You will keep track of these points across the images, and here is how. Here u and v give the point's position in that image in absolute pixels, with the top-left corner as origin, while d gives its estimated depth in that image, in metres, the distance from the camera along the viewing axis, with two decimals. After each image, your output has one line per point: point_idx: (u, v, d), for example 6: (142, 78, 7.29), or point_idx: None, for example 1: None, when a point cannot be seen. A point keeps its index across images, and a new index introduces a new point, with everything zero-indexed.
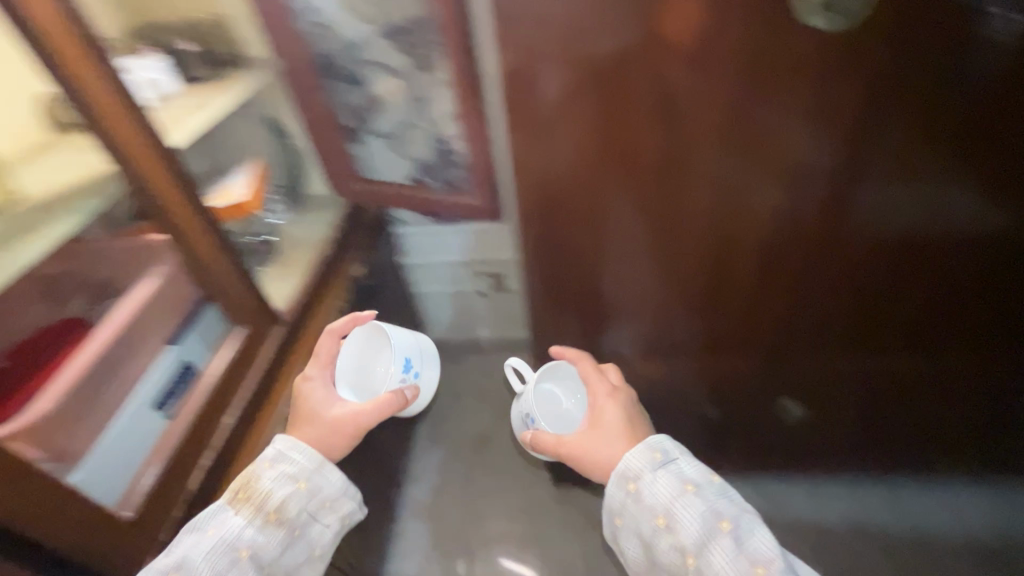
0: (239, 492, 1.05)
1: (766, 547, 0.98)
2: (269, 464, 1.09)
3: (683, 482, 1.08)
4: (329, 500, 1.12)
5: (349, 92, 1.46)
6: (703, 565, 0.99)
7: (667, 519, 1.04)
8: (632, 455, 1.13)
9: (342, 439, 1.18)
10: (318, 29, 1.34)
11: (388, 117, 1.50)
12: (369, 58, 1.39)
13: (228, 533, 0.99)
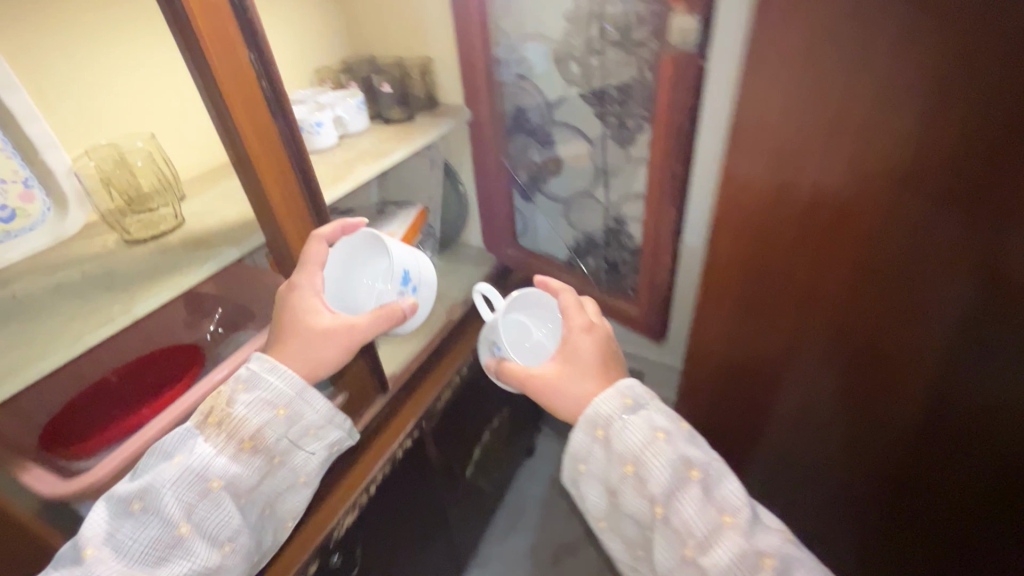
0: (212, 415, 0.75)
1: (733, 491, 0.76)
2: (242, 389, 0.76)
3: (649, 425, 0.81)
4: (317, 425, 0.83)
5: (531, 154, 1.35)
6: (687, 543, 0.74)
7: (635, 464, 0.78)
8: (603, 402, 0.83)
9: (326, 349, 0.82)
10: (518, 84, 1.26)
11: (568, 185, 1.38)
12: (560, 120, 1.28)
13: (200, 465, 0.72)
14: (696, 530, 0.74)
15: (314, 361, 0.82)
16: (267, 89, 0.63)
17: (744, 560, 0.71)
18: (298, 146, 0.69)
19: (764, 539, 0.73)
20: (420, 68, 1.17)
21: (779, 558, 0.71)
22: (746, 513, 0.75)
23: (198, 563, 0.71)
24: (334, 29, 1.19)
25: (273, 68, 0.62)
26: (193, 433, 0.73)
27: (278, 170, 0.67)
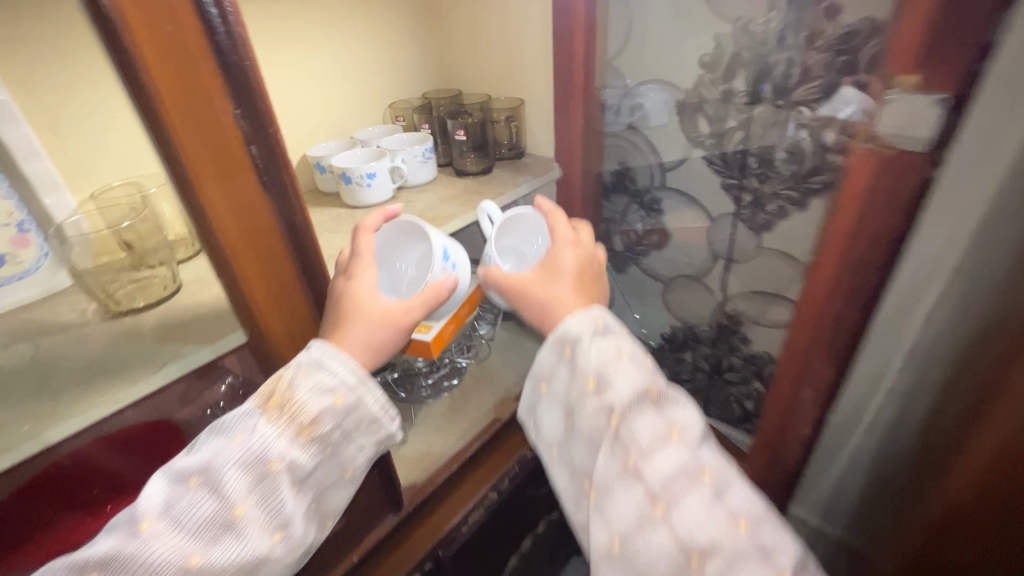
0: (277, 393, 0.52)
1: (683, 408, 0.58)
2: (305, 372, 0.53)
3: (615, 345, 0.60)
4: (371, 419, 0.57)
5: (631, 220, 1.10)
6: (628, 455, 0.54)
7: (598, 381, 0.58)
8: (572, 321, 0.61)
9: (390, 331, 0.58)
10: (627, 138, 1.01)
11: (673, 263, 1.10)
12: (675, 186, 1.01)
13: (259, 447, 0.51)
14: (641, 443, 0.54)
15: (377, 349, 0.58)
16: (258, 151, 0.45)
17: (686, 476, 0.53)
18: (297, 223, 0.51)
19: (711, 458, 0.55)
20: (508, 114, 0.97)
21: (725, 479, 0.54)
22: (700, 436, 0.57)
23: (250, 552, 0.50)
24: (419, 58, 1.01)
25: (267, 124, 0.45)
26: (258, 412, 0.52)
27: (267, 253, 0.50)
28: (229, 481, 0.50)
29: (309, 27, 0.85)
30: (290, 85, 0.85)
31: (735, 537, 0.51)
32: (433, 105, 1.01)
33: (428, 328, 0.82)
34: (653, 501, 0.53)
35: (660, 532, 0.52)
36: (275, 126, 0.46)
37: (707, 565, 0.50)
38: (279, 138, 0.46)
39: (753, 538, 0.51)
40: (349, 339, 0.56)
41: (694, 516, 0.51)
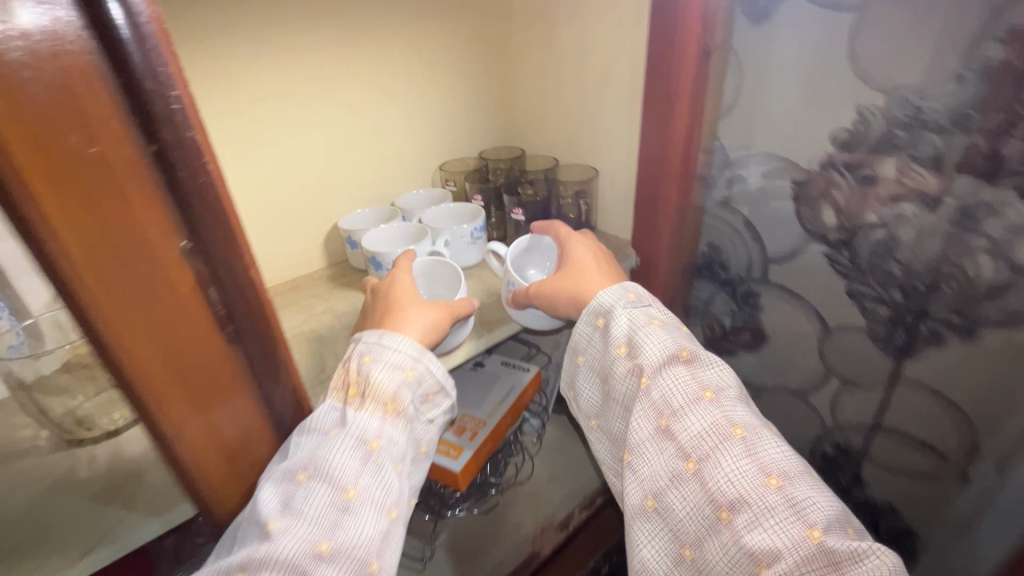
0: (355, 384, 0.47)
1: (719, 371, 0.52)
2: (372, 359, 0.48)
3: (645, 314, 0.57)
4: (433, 392, 0.51)
5: (720, 315, 0.81)
6: (660, 413, 0.50)
7: (629, 345, 0.55)
8: (604, 296, 0.59)
9: (439, 313, 0.54)
10: (721, 220, 0.74)
11: (770, 376, 0.79)
12: (785, 285, 0.71)
13: (357, 430, 0.44)
14: (672, 401, 0.50)
15: (432, 330, 0.53)
16: (222, 291, 0.32)
17: (715, 435, 0.47)
18: (274, 370, 0.37)
19: (744, 416, 0.49)
20: (578, 189, 0.79)
21: (761, 438, 0.47)
22: (734, 396, 0.51)
23: (377, 532, 0.42)
24: (477, 111, 0.87)
25: (232, 257, 0.31)
26: (340, 406, 0.46)
27: (232, 418, 0.36)
28: (334, 469, 0.42)
29: (351, 79, 0.72)
30: (322, 145, 0.73)
31: (764, 495, 0.44)
32: (491, 170, 0.86)
33: (457, 454, 0.68)
34: (684, 456, 0.48)
35: (691, 488, 0.47)
36: (246, 259, 0.32)
37: (736, 518, 0.43)
38: (253, 273, 0.32)
39: (788, 496, 0.43)
40: (411, 318, 0.52)
41: (725, 473, 0.45)
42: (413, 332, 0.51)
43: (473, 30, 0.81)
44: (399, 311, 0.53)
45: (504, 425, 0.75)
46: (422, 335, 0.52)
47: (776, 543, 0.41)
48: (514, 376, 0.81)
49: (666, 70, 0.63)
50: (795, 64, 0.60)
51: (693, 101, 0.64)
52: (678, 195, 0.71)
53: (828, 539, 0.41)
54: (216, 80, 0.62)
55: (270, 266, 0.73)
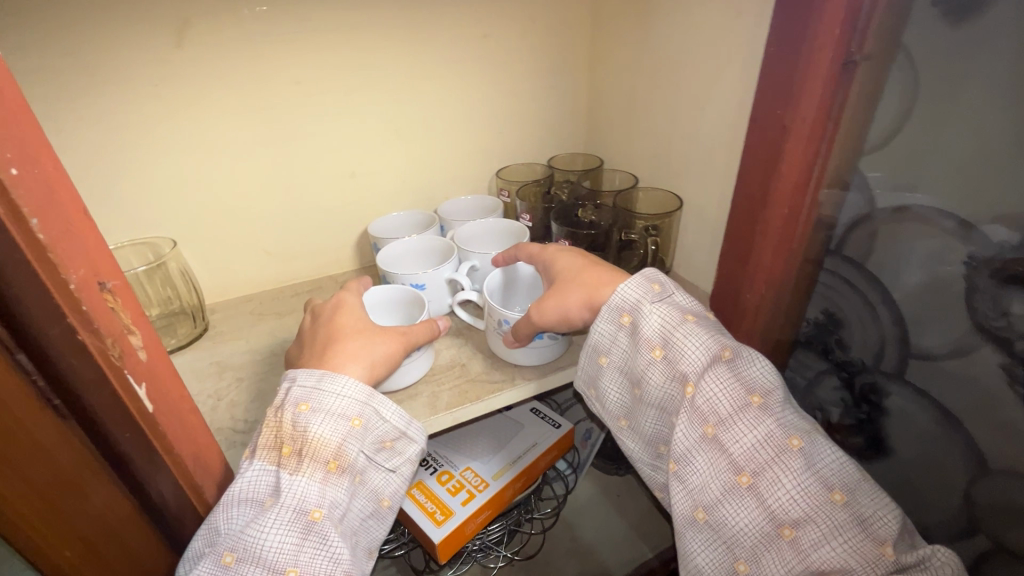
0: (287, 443, 0.37)
1: (766, 369, 0.41)
2: (310, 409, 0.38)
3: (677, 307, 0.44)
4: (393, 437, 0.41)
5: (827, 404, 0.58)
6: (706, 421, 0.40)
7: (664, 346, 0.42)
8: (628, 289, 0.45)
9: (391, 344, 0.44)
10: (847, 280, 0.53)
11: None
12: (930, 392, 0.49)
13: (293, 500, 0.35)
14: (718, 409, 0.39)
15: (382, 365, 0.43)
16: (42, 356, 0.25)
17: (772, 447, 0.38)
18: (143, 450, 0.29)
19: (800, 420, 0.39)
20: (649, 223, 0.62)
21: (825, 447, 0.37)
22: (786, 398, 0.40)
23: None
24: (549, 110, 0.74)
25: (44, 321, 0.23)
26: (274, 470, 0.37)
27: (78, 509, 0.28)
28: (267, 556, 0.34)
29: (397, 65, 0.62)
30: (357, 137, 0.64)
31: (830, 512, 0.36)
32: (556, 184, 0.73)
33: (442, 519, 0.58)
34: (735, 469, 0.38)
35: (747, 507, 0.38)
36: (70, 321, 0.24)
37: (803, 537, 0.36)
38: (82, 337, 0.25)
39: (855, 511, 0.35)
40: (358, 352, 0.42)
41: (787, 491, 0.37)
42: (358, 369, 0.41)
43: (552, 14, 0.67)
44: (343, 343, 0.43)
45: (512, 489, 0.63)
46: (369, 371, 0.42)
47: (849, 563, 0.34)
48: (539, 431, 0.69)
49: (785, 86, 0.44)
50: (1011, 88, 0.38)
51: (816, 135, 0.44)
52: (782, 264, 0.51)
53: (903, 555, 0.34)
54: (244, 60, 0.55)
55: (292, 263, 0.68)
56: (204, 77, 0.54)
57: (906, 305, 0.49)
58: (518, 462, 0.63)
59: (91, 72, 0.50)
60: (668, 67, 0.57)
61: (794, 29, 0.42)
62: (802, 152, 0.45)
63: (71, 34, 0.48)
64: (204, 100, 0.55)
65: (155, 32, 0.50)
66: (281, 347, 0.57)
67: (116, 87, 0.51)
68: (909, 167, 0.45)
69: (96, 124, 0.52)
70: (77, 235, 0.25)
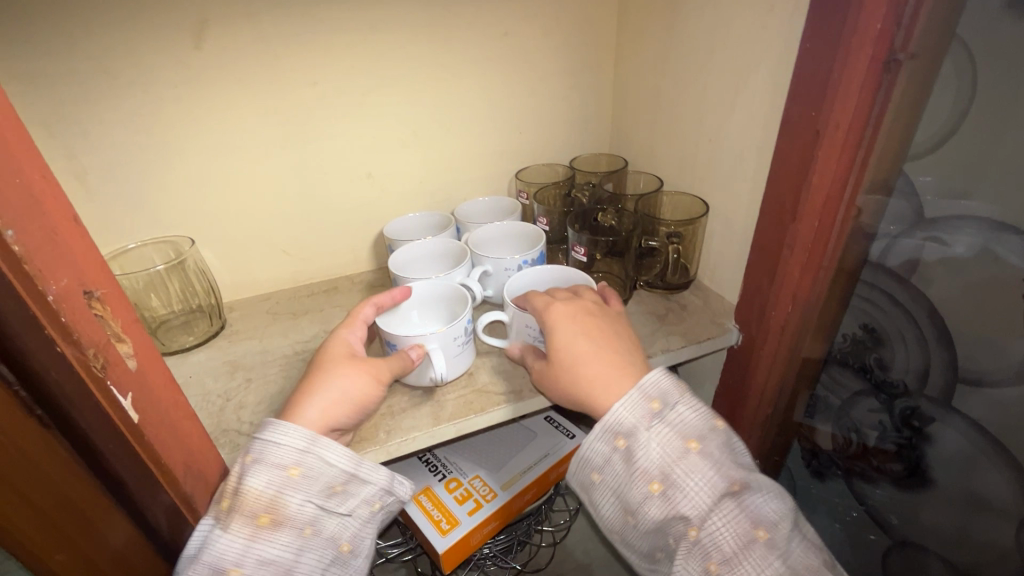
0: (226, 496, 0.35)
1: (771, 498, 0.38)
2: (252, 461, 0.37)
3: (679, 430, 0.39)
4: (344, 480, 0.39)
5: (862, 426, 0.54)
6: (709, 558, 0.36)
7: (664, 481, 0.38)
8: (624, 411, 0.39)
9: (357, 379, 0.43)
10: (889, 296, 0.48)
11: (915, 538, 0.53)
12: (979, 421, 0.45)
13: (211, 559, 0.34)
14: (723, 546, 0.36)
15: (345, 405, 0.42)
16: (23, 367, 0.25)
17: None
18: (130, 462, 0.29)
19: (805, 553, 0.36)
20: (672, 230, 0.59)
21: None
22: (792, 527, 0.37)
23: None
24: (573, 109, 0.71)
25: (20, 334, 0.23)
26: (209, 524, 0.34)
27: (67, 523, 0.28)
28: None
29: (416, 64, 0.61)
30: (375, 138, 0.63)
31: None
32: (576, 186, 0.70)
33: (448, 529, 0.57)
34: None
35: None
36: (49, 333, 0.24)
37: None
38: (61, 348, 0.25)
39: None
40: (319, 392, 0.41)
41: None
42: (314, 411, 0.40)
43: (577, 9, 0.64)
44: (310, 383, 0.42)
45: (521, 500, 0.62)
46: (328, 413, 0.41)
47: None
48: (552, 441, 0.67)
49: (818, 89, 0.40)
50: None
51: (852, 142, 0.40)
52: (811, 279, 0.47)
53: None
54: (262, 60, 0.55)
55: (310, 263, 0.68)
56: (221, 81, 0.54)
57: (956, 323, 0.45)
58: (529, 472, 0.62)
59: (114, 75, 0.51)
60: (698, 65, 0.54)
61: (828, 28, 0.38)
62: (836, 161, 0.41)
63: (94, 37, 0.49)
64: (222, 102, 0.55)
65: (175, 35, 0.51)
66: (293, 349, 0.57)
67: (137, 89, 0.52)
68: (964, 175, 0.41)
69: (119, 125, 0.53)
70: (61, 242, 0.25)
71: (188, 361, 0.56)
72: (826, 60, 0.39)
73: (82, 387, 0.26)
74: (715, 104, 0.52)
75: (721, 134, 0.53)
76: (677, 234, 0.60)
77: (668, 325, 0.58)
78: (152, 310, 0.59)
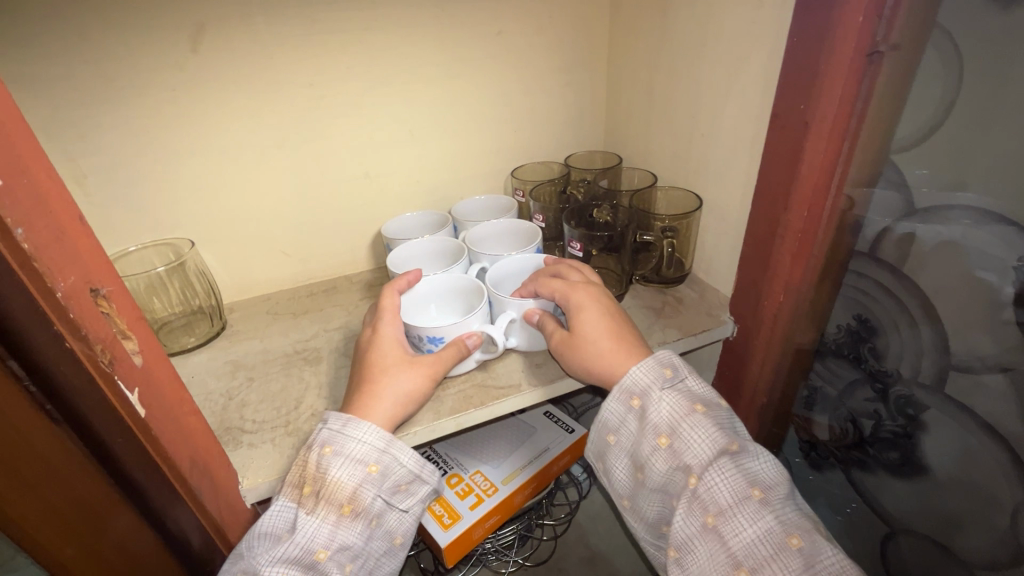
0: (309, 482, 0.38)
1: (770, 466, 0.39)
2: (331, 453, 0.39)
3: (687, 395, 0.41)
4: (409, 479, 0.41)
5: (858, 416, 0.54)
6: (706, 509, 0.37)
7: (671, 435, 0.39)
8: (638, 372, 0.42)
9: (416, 378, 0.45)
10: (881, 286, 0.49)
11: (914, 525, 0.53)
12: (971, 407, 0.46)
13: (303, 541, 0.37)
14: (719, 498, 0.37)
15: (406, 403, 0.44)
16: (30, 360, 0.25)
17: (770, 544, 0.35)
18: (137, 455, 0.30)
19: (801, 518, 0.36)
20: (667, 224, 0.60)
21: (826, 548, 0.34)
22: (789, 494, 0.38)
23: None
24: (568, 107, 0.72)
25: (28, 328, 0.24)
26: (293, 507, 0.38)
27: (73, 513, 0.29)
28: None
29: (410, 64, 0.61)
30: (371, 139, 0.64)
31: None
32: (572, 183, 0.71)
33: (449, 523, 0.58)
34: (733, 564, 0.35)
35: None
36: (57, 327, 0.25)
37: None
38: (70, 344, 0.25)
39: None
40: (381, 394, 0.43)
41: None
42: (381, 412, 0.42)
43: (569, 8, 0.65)
44: (370, 383, 0.44)
45: (523, 494, 0.62)
46: (393, 412, 0.43)
47: None
48: (552, 436, 0.68)
49: (804, 82, 0.41)
50: None
51: (838, 133, 0.41)
52: (802, 270, 0.48)
53: None
54: (258, 62, 0.55)
55: (309, 263, 0.68)
56: (218, 84, 0.55)
57: (946, 311, 0.45)
58: (530, 467, 0.63)
59: (111, 78, 0.51)
60: (689, 61, 0.54)
61: (813, 21, 0.39)
62: (822, 152, 0.42)
63: (91, 41, 0.49)
64: (219, 104, 0.56)
65: (171, 38, 0.51)
66: (294, 348, 0.58)
67: (135, 92, 0.52)
68: (951, 165, 0.41)
69: (117, 128, 0.53)
70: (67, 241, 0.25)
71: (190, 362, 0.57)
72: (810, 54, 0.40)
73: (88, 381, 0.27)
74: (707, 99, 0.53)
75: (713, 128, 0.53)
76: (671, 226, 0.60)
77: (664, 319, 0.59)
78: (153, 311, 0.60)
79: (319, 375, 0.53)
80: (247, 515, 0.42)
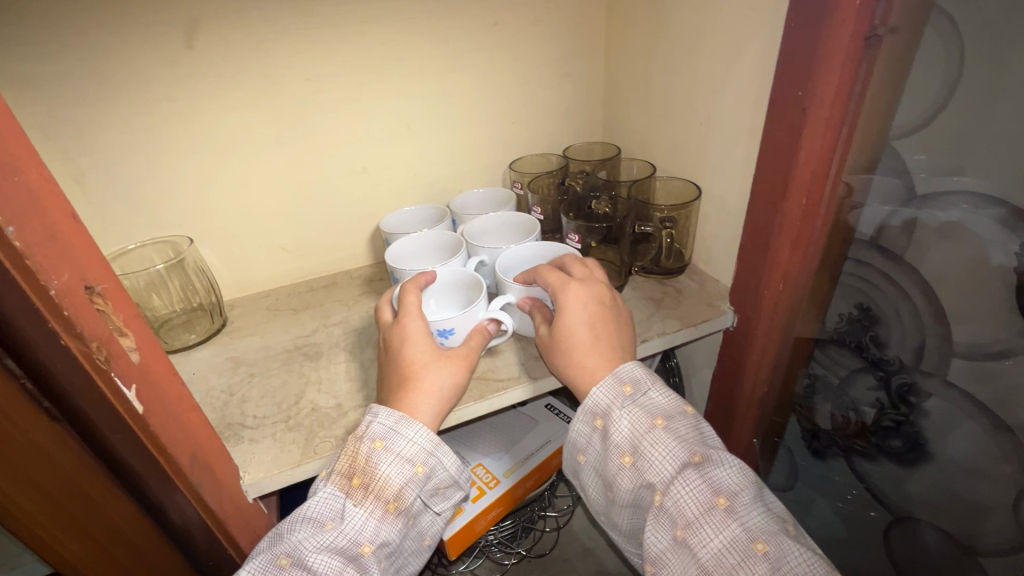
0: (358, 475, 0.39)
1: (737, 472, 0.38)
2: (383, 448, 0.39)
3: (647, 410, 0.41)
4: (447, 484, 0.42)
5: (860, 404, 0.54)
6: (674, 523, 0.37)
7: (633, 453, 0.40)
8: (598, 392, 0.42)
9: (457, 374, 0.45)
10: (881, 272, 0.48)
11: (919, 513, 0.53)
12: (972, 393, 0.45)
13: (350, 533, 0.37)
14: (685, 511, 0.37)
15: (450, 398, 0.44)
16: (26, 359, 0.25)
17: (737, 553, 0.34)
18: (139, 452, 0.30)
19: (768, 522, 0.36)
20: (666, 215, 0.60)
21: (793, 549, 0.34)
22: (756, 497, 0.37)
23: None
24: (566, 98, 0.71)
25: (23, 325, 0.24)
26: (342, 497, 0.38)
27: (74, 506, 0.29)
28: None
29: (406, 57, 0.61)
30: (368, 133, 0.63)
31: None
32: (571, 175, 0.71)
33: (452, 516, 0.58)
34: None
35: None
36: (52, 326, 0.25)
37: None
38: (65, 341, 0.25)
39: None
40: (425, 390, 0.43)
41: None
42: (428, 410, 0.42)
43: None
44: (411, 381, 0.43)
45: (524, 486, 0.63)
46: (439, 408, 0.43)
47: None
48: (554, 428, 0.68)
49: (802, 67, 0.41)
50: None
51: (837, 118, 0.41)
52: (802, 257, 0.48)
53: None
54: (253, 58, 0.55)
55: (308, 259, 0.69)
56: (214, 80, 0.55)
57: (948, 298, 0.44)
58: (531, 460, 0.63)
59: (106, 75, 0.51)
60: (688, 49, 0.54)
61: (811, 5, 0.39)
62: (821, 137, 0.42)
63: (84, 38, 0.49)
64: (214, 99, 0.56)
65: (165, 34, 0.51)
66: (294, 343, 0.58)
67: (129, 88, 0.52)
68: (952, 150, 0.40)
69: (114, 126, 0.53)
70: (61, 240, 0.25)
71: (192, 358, 0.57)
72: (808, 40, 0.40)
73: (83, 378, 0.27)
74: (705, 87, 0.52)
75: (711, 117, 0.53)
76: (671, 216, 0.60)
77: (665, 309, 0.59)
78: (154, 308, 0.60)
79: (319, 370, 0.53)
80: (250, 509, 0.42)
